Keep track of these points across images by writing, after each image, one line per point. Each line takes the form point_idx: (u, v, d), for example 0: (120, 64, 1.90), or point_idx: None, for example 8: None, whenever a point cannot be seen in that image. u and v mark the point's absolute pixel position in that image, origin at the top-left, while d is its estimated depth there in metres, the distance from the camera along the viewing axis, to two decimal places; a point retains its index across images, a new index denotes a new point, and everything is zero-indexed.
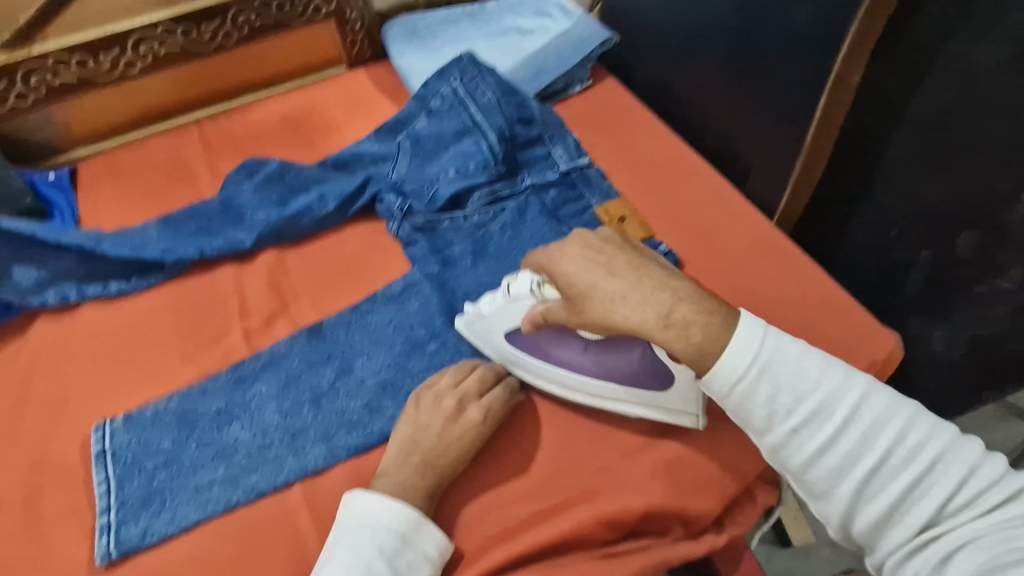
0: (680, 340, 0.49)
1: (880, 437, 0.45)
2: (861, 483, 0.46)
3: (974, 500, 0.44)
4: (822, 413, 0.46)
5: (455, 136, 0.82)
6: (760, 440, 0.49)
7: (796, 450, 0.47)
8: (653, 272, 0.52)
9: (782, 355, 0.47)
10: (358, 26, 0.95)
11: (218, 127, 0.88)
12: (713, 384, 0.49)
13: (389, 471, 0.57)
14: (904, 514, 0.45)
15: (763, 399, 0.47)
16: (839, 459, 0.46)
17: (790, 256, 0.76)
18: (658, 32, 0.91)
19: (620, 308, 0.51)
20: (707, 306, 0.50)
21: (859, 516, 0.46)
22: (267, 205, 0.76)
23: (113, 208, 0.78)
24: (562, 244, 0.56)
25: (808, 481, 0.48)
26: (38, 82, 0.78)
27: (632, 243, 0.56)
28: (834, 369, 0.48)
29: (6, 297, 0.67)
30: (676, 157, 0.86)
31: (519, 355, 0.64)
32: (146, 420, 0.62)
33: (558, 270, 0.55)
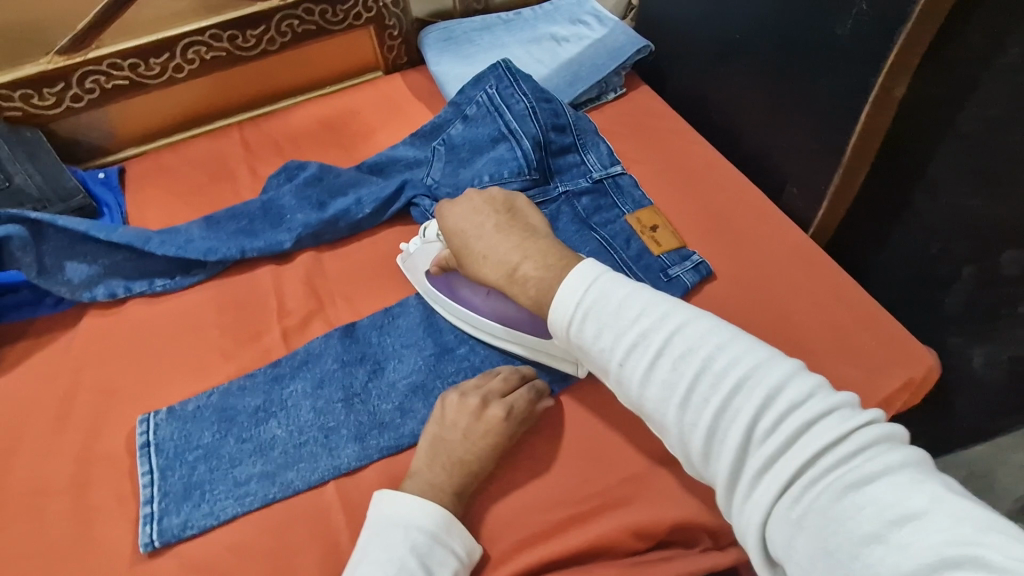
0: (520, 292, 0.57)
1: (692, 363, 0.44)
2: (683, 411, 0.44)
3: (792, 419, 0.40)
4: (641, 345, 0.47)
5: (489, 143, 0.82)
6: (605, 376, 0.50)
7: (626, 382, 0.47)
8: (514, 236, 0.60)
9: (601, 289, 0.49)
10: (396, 32, 0.97)
11: (259, 130, 0.90)
12: (555, 322, 0.52)
13: (418, 470, 0.59)
14: (727, 440, 0.42)
15: (591, 331, 0.49)
16: (660, 387, 0.45)
17: (823, 269, 0.76)
18: (693, 40, 0.90)
19: (484, 264, 0.60)
20: (551, 260, 0.56)
21: (692, 447, 0.44)
22: (306, 207, 0.77)
23: (158, 207, 0.81)
24: (453, 205, 0.64)
25: (649, 416, 0.47)
26: (92, 85, 0.81)
27: (517, 210, 0.63)
28: (654, 302, 0.48)
29: (59, 292, 0.69)
30: (708, 166, 0.86)
31: (430, 291, 0.70)
32: (188, 415, 0.64)
33: (447, 225, 0.64)
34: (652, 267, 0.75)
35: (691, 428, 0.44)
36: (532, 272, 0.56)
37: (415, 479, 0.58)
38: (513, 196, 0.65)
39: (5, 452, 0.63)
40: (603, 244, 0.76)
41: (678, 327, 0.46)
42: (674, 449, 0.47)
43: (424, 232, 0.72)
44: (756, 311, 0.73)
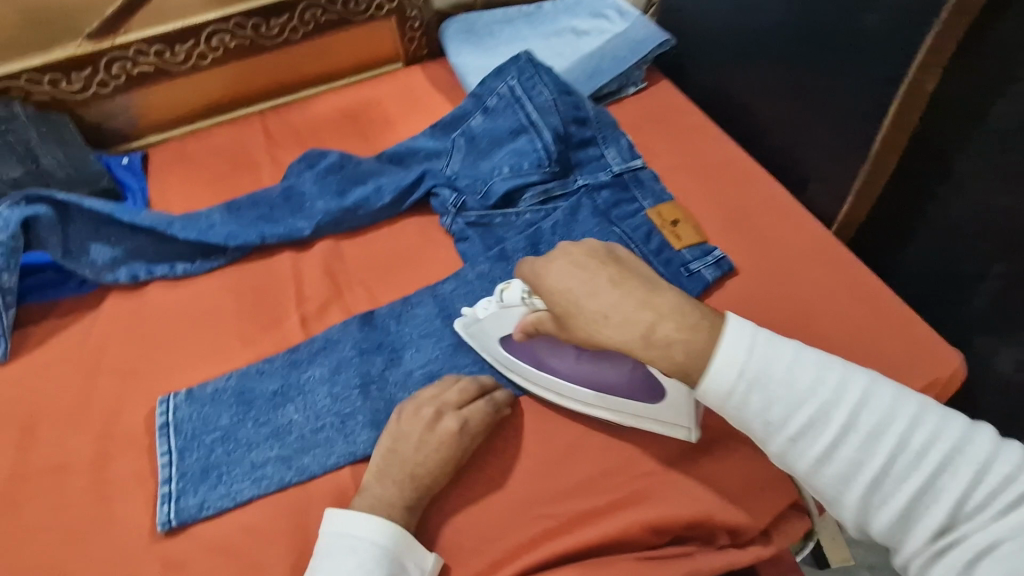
0: (661, 358, 0.50)
1: (883, 440, 0.45)
2: (871, 488, 0.45)
3: (985, 487, 0.42)
4: (822, 420, 0.46)
5: (510, 134, 0.82)
6: (767, 448, 0.49)
7: (799, 458, 0.47)
8: (638, 290, 0.51)
9: (774, 361, 0.47)
10: (417, 24, 0.97)
11: (281, 119, 0.91)
12: (711, 395, 0.48)
13: (368, 485, 0.57)
14: (925, 516, 0.44)
15: (759, 406, 0.47)
16: (845, 464, 0.46)
17: (847, 267, 0.75)
18: (718, 34, 0.89)
19: (606, 326, 0.51)
20: (692, 320, 0.50)
21: (875, 519, 0.45)
22: (327, 195, 0.78)
23: (181, 193, 0.82)
24: (549, 260, 0.55)
25: (821, 489, 0.47)
26: (118, 71, 0.82)
27: (623, 256, 0.55)
28: (831, 371, 0.47)
29: (83, 273, 0.70)
30: (730, 161, 0.86)
31: (512, 361, 0.65)
32: (206, 397, 0.65)
33: (544, 284, 0.54)
34: (672, 262, 0.74)
35: (882, 506, 0.45)
36: (673, 334, 0.50)
37: (364, 496, 0.56)
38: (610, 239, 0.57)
39: (27, 429, 0.64)
40: (623, 237, 0.75)
41: (862, 399, 0.46)
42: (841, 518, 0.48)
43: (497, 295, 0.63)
44: (777, 309, 0.72)
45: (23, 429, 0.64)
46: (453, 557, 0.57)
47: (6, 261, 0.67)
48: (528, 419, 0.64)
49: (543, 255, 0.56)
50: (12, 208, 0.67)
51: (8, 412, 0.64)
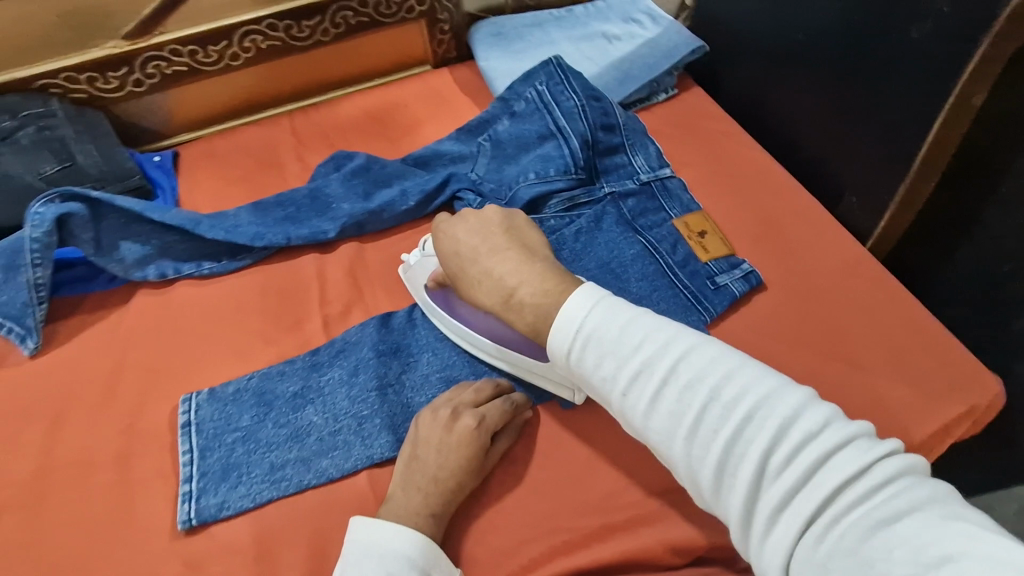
0: (517, 318, 0.55)
1: (698, 392, 0.43)
2: (689, 442, 0.43)
3: (809, 450, 0.39)
4: (644, 374, 0.45)
5: (537, 140, 0.81)
6: (607, 404, 0.48)
7: (630, 413, 0.46)
8: (509, 260, 0.57)
9: (604, 314, 0.48)
10: (447, 27, 0.97)
11: (309, 119, 0.91)
12: (554, 349, 0.50)
13: (394, 491, 0.57)
14: (739, 473, 0.41)
15: (592, 358, 0.47)
16: (666, 417, 0.44)
17: (882, 284, 0.72)
18: (753, 40, 0.87)
19: (479, 288, 0.58)
20: (547, 284, 0.53)
21: (702, 480, 0.43)
22: (352, 196, 0.78)
23: (209, 191, 0.83)
24: (452, 223, 0.61)
25: (654, 445, 0.45)
26: (153, 70, 0.84)
27: (515, 230, 0.60)
28: (660, 327, 0.46)
29: (112, 270, 0.71)
30: (762, 172, 0.84)
31: (430, 307, 0.68)
32: (228, 396, 0.65)
33: (439, 246, 0.62)
34: (698, 274, 0.72)
35: (701, 461, 0.42)
36: (528, 298, 0.54)
37: (392, 502, 0.56)
38: (510, 211, 0.62)
39: (56, 422, 0.65)
40: (648, 248, 0.74)
41: (683, 354, 0.44)
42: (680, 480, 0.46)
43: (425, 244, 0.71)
44: (808, 326, 0.70)
45: (53, 422, 0.65)
46: (469, 569, 0.57)
47: (41, 255, 0.68)
48: (547, 430, 0.63)
49: (451, 218, 0.62)
50: (47, 205, 0.68)
51: (39, 404, 0.66)
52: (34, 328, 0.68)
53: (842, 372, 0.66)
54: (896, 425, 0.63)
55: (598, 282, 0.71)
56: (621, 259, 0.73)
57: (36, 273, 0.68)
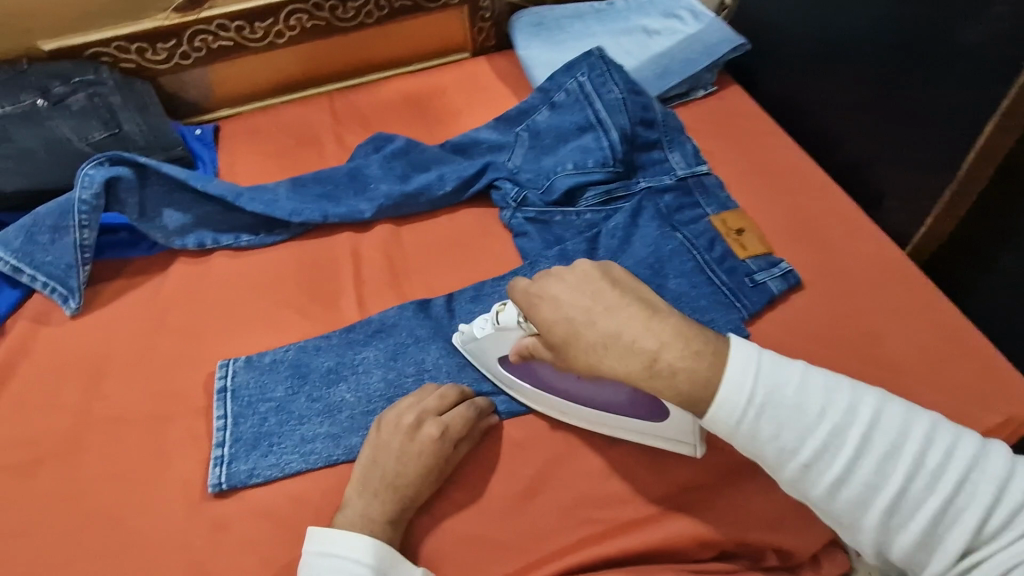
0: (666, 388, 0.48)
1: (895, 461, 0.44)
2: (888, 513, 0.44)
3: (1012, 508, 0.42)
4: (837, 445, 0.45)
5: (576, 131, 0.81)
6: (778, 475, 0.48)
7: (812, 484, 0.46)
8: (634, 314, 0.50)
9: (784, 383, 0.46)
10: (488, 15, 0.97)
11: (348, 100, 0.92)
12: (720, 422, 0.47)
13: (352, 497, 0.56)
14: (945, 537, 0.43)
15: (769, 431, 0.46)
16: (861, 489, 0.45)
17: (921, 293, 0.71)
18: (798, 40, 0.86)
19: (606, 356, 0.49)
20: (694, 348, 0.48)
21: (898, 544, 0.44)
22: (391, 178, 0.78)
23: (249, 166, 0.84)
24: (546, 285, 0.53)
25: (836, 514, 0.46)
26: (200, 44, 0.85)
27: (618, 278, 0.53)
28: (838, 393, 0.46)
29: (154, 236, 0.73)
30: (801, 174, 0.83)
31: (514, 380, 0.62)
32: (264, 365, 0.66)
33: (538, 313, 0.53)
34: (736, 271, 0.72)
35: (900, 529, 0.44)
36: (675, 360, 0.48)
37: (350, 508, 0.55)
38: (606, 263, 0.54)
39: (94, 380, 0.66)
40: (686, 243, 0.74)
41: (874, 421, 0.45)
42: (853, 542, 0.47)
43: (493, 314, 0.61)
44: (843, 330, 0.69)
45: (90, 380, 0.66)
46: (495, 550, 0.57)
47: (89, 217, 0.70)
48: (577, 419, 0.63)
49: (544, 280, 0.54)
50: (97, 167, 0.70)
51: (79, 362, 0.67)
52: (76, 289, 0.70)
53: (876, 377, 0.66)
54: None
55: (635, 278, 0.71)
56: (658, 253, 0.73)
57: (83, 235, 0.70)
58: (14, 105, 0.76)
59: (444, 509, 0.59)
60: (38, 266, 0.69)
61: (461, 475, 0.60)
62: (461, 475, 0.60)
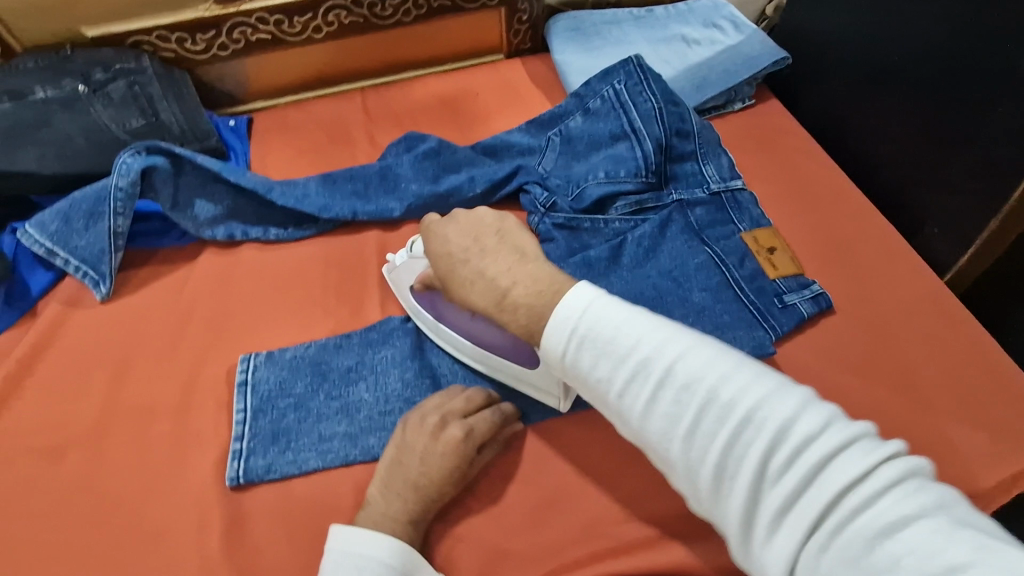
0: (510, 320, 0.51)
1: (693, 395, 0.41)
2: (687, 447, 0.41)
3: (808, 455, 0.37)
4: (641, 375, 0.43)
5: (609, 139, 0.80)
6: (605, 408, 0.46)
7: (626, 415, 0.44)
8: (501, 259, 0.54)
9: (599, 312, 0.45)
10: (525, 17, 0.97)
11: (381, 97, 0.92)
12: (548, 350, 0.47)
13: (376, 495, 0.56)
14: (736, 477, 0.39)
15: (587, 359, 0.45)
16: (663, 420, 0.42)
17: (957, 323, 0.69)
18: (846, 57, 0.85)
19: (470, 288, 0.54)
20: (541, 286, 0.50)
21: (697, 484, 0.41)
22: (421, 178, 0.78)
23: (280, 159, 0.84)
24: (445, 224, 0.59)
25: (651, 450, 0.44)
26: (238, 36, 0.86)
27: (508, 230, 0.57)
28: (652, 326, 0.44)
29: (185, 226, 0.73)
30: (837, 195, 0.81)
31: (414, 312, 0.67)
32: (285, 361, 0.66)
33: (429, 246, 0.59)
34: (766, 291, 0.70)
35: (697, 466, 0.41)
36: (521, 299, 0.50)
37: (375, 507, 0.55)
38: (503, 214, 0.59)
39: (121, 367, 0.67)
40: (715, 259, 0.72)
41: (679, 353, 0.42)
42: (679, 483, 0.44)
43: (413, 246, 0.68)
44: (875, 358, 0.67)
45: (118, 367, 0.67)
46: (507, 562, 0.56)
47: (123, 205, 0.70)
48: (597, 433, 0.62)
49: (445, 219, 0.60)
50: (134, 156, 0.70)
51: (107, 348, 0.68)
52: (107, 274, 0.71)
53: (909, 408, 0.64)
54: (963, 469, 0.60)
55: (660, 291, 0.70)
56: (684, 267, 0.71)
57: (117, 222, 0.70)
58: (56, 90, 0.76)
59: (459, 516, 0.58)
60: (72, 251, 0.70)
61: (478, 482, 0.60)
62: (478, 482, 0.60)
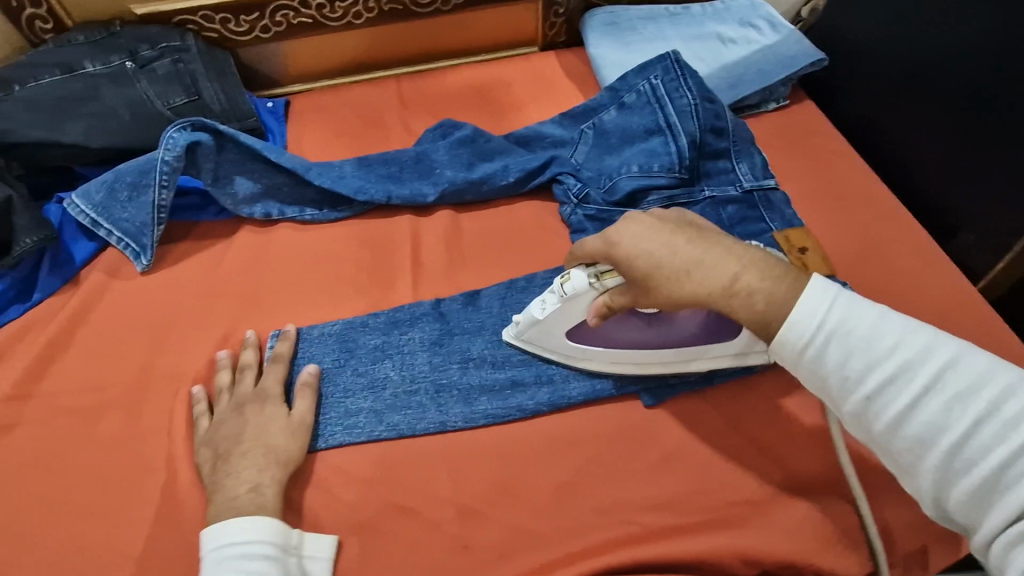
0: (744, 309, 0.49)
1: (963, 403, 0.41)
2: (951, 454, 0.41)
3: None
4: (903, 378, 0.43)
5: (644, 134, 0.80)
6: (838, 406, 0.47)
7: (871, 416, 0.44)
8: (716, 247, 0.50)
9: (856, 313, 0.45)
10: (562, 10, 0.97)
11: (416, 84, 0.93)
12: (782, 347, 0.47)
13: (217, 483, 0.56)
14: (1010, 489, 0.39)
15: (835, 357, 0.45)
16: (921, 426, 0.42)
17: (988, 330, 0.69)
18: (884, 60, 0.84)
19: (689, 282, 0.50)
20: (770, 272, 0.49)
21: (953, 494, 0.42)
22: (455, 165, 0.79)
23: (316, 141, 0.86)
24: (620, 230, 0.52)
25: (894, 452, 0.44)
26: (281, 19, 0.87)
27: (695, 223, 0.54)
28: (914, 331, 0.44)
29: (224, 203, 0.75)
30: (870, 198, 0.81)
31: (585, 350, 0.63)
32: (313, 337, 0.67)
33: (616, 249, 0.52)
34: None
35: (959, 474, 0.41)
36: (755, 284, 0.49)
37: (219, 494, 0.55)
38: (677, 211, 0.56)
39: (157, 337, 0.68)
40: None
41: (952, 361, 0.42)
42: (917, 489, 0.44)
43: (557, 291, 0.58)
44: None
45: (154, 336, 0.68)
46: (530, 541, 0.57)
47: (168, 178, 0.72)
48: (623, 424, 0.63)
49: (619, 224, 0.52)
50: (180, 131, 0.72)
51: (144, 317, 0.70)
52: (148, 246, 0.72)
53: None
54: None
55: None
56: None
57: (161, 195, 0.72)
58: (105, 64, 0.78)
59: (484, 495, 0.59)
60: (115, 222, 0.72)
61: (504, 463, 0.61)
62: (504, 466, 0.60)
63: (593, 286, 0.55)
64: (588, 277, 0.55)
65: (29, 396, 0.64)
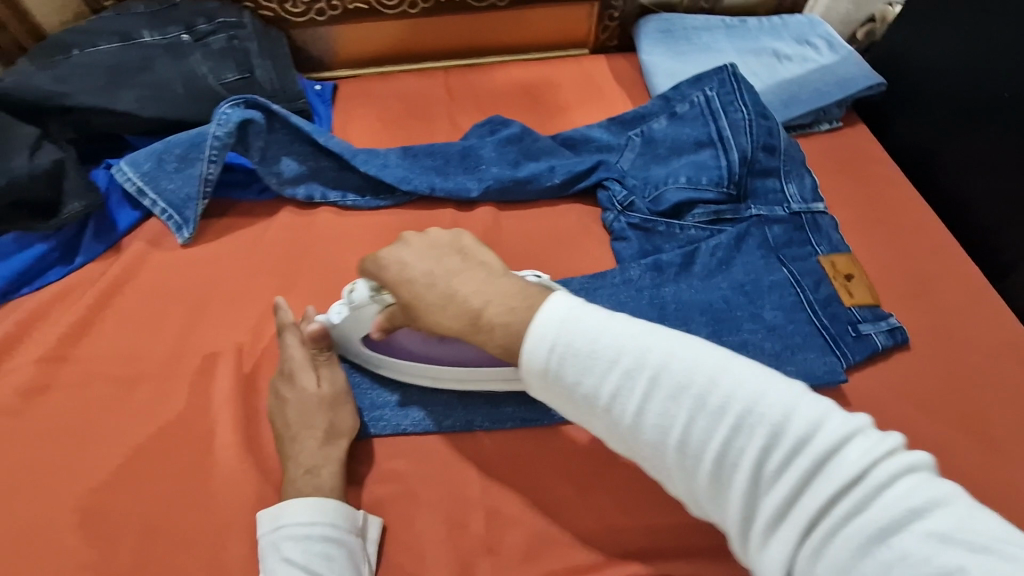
0: (487, 343, 0.47)
1: (680, 400, 0.41)
2: (681, 455, 0.41)
3: (800, 456, 0.37)
4: (628, 383, 0.42)
5: (693, 146, 0.79)
6: (593, 421, 0.45)
7: (617, 426, 0.43)
8: (472, 276, 0.49)
9: (582, 323, 0.43)
10: (617, 14, 0.96)
11: (464, 77, 0.92)
12: (528, 369, 0.45)
13: (282, 459, 0.57)
14: (736, 480, 0.39)
15: (571, 370, 0.43)
16: (657, 428, 0.41)
17: None
18: (948, 91, 0.82)
19: (441, 315, 0.48)
20: (517, 301, 0.47)
21: (697, 489, 0.41)
22: (502, 162, 0.78)
23: (362, 128, 0.85)
24: (391, 257, 0.51)
25: (644, 457, 0.43)
26: (337, 3, 0.87)
27: (465, 249, 0.51)
28: (633, 333, 0.43)
29: (268, 182, 0.75)
30: (922, 230, 0.79)
31: (379, 357, 0.62)
32: None
33: (384, 271, 0.52)
34: (840, 318, 0.69)
35: (697, 473, 0.40)
36: (495, 317, 0.46)
37: (284, 475, 0.56)
38: (458, 230, 0.53)
39: (195, 310, 0.69)
40: (790, 278, 0.71)
41: (665, 356, 0.42)
42: (674, 489, 0.43)
43: (346, 299, 0.59)
44: (951, 398, 0.65)
45: (193, 308, 0.69)
46: (558, 548, 0.55)
47: (217, 153, 0.72)
48: None
49: (391, 248, 0.52)
50: (234, 107, 0.73)
51: (184, 288, 0.70)
52: (190, 220, 0.73)
53: (985, 455, 0.62)
54: None
55: (730, 304, 0.68)
56: (757, 283, 0.70)
57: (208, 168, 0.72)
58: (162, 36, 0.79)
59: (513, 498, 0.58)
60: (160, 192, 0.73)
61: (533, 469, 0.59)
62: (533, 471, 0.59)
63: (373, 301, 0.56)
64: (368, 291, 0.56)
65: (67, 359, 0.64)
